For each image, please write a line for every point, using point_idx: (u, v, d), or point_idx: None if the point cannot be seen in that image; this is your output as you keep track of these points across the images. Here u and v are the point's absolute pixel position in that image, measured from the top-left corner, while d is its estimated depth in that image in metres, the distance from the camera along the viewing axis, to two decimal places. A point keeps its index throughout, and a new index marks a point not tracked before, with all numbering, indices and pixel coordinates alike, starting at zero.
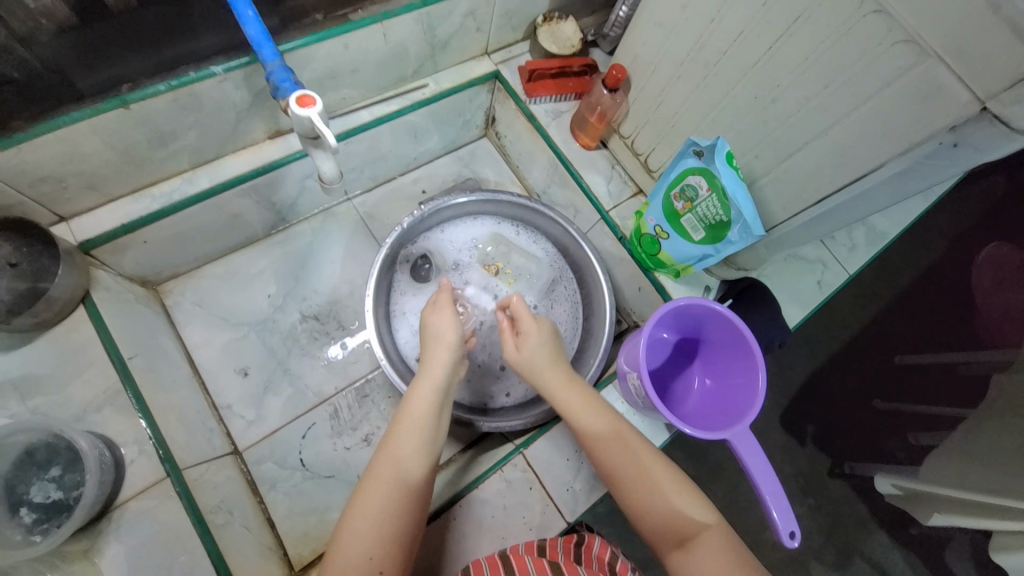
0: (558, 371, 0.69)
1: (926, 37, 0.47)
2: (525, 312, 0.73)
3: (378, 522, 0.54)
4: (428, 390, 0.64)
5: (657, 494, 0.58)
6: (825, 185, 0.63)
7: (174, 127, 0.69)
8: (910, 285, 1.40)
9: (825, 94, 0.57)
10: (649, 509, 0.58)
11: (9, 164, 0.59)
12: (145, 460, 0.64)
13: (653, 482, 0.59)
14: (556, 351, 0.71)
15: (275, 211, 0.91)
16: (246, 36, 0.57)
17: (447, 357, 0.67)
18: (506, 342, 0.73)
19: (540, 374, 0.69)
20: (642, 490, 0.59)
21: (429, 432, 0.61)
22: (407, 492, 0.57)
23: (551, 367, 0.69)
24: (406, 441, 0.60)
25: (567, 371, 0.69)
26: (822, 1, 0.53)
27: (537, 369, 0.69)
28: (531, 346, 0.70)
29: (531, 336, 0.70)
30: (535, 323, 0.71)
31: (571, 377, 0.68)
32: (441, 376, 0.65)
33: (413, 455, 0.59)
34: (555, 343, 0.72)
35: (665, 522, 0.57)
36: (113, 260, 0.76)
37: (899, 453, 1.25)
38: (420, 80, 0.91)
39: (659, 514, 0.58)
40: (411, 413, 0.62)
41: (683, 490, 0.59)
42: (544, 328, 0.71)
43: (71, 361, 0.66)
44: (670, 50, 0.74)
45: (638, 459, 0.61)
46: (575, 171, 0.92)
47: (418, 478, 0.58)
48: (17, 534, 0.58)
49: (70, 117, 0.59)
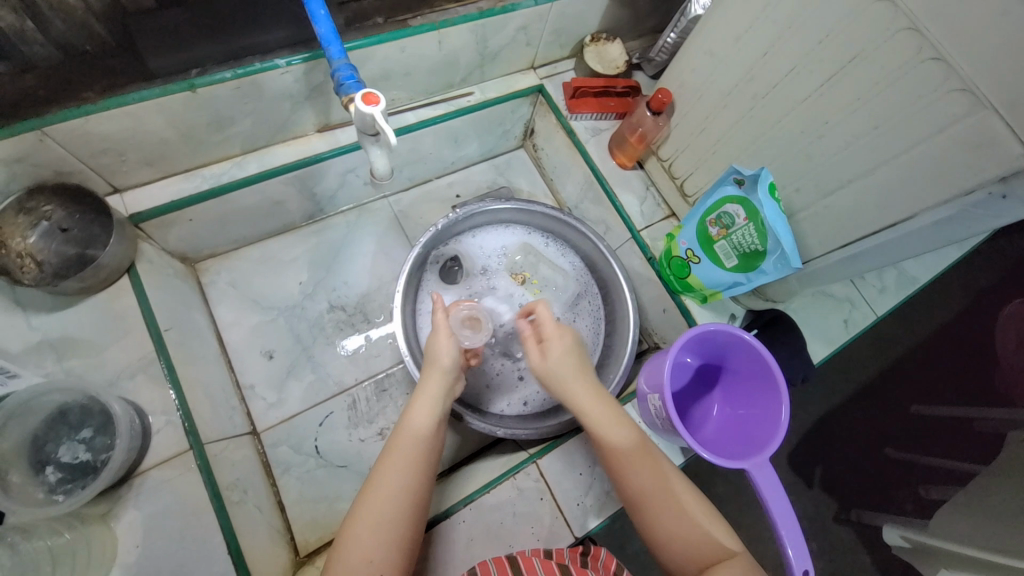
0: (582, 380, 0.68)
1: (983, 87, 0.47)
2: (550, 321, 0.73)
3: (377, 529, 0.54)
4: (427, 407, 0.65)
5: (681, 516, 0.58)
6: (865, 224, 0.63)
7: (233, 112, 0.71)
8: (933, 333, 1.38)
9: (874, 134, 0.58)
10: (672, 529, 0.57)
11: (77, 133, 0.62)
12: (170, 430, 0.65)
13: (678, 504, 0.59)
14: (580, 360, 0.71)
15: (314, 202, 0.93)
16: (315, 33, 0.59)
17: (443, 380, 0.68)
18: (529, 351, 0.73)
19: (564, 383, 0.68)
20: (667, 508, 0.58)
21: (429, 445, 0.62)
22: (407, 501, 0.57)
23: (575, 377, 0.68)
24: (404, 454, 0.60)
25: (592, 381, 0.69)
26: (877, 44, 0.54)
27: (562, 379, 0.69)
28: (554, 354, 0.70)
29: (554, 343, 0.71)
30: (558, 332, 0.72)
31: (595, 388, 0.68)
32: (438, 395, 0.66)
33: (409, 467, 0.59)
34: (579, 353, 0.71)
35: (688, 547, 0.56)
36: (158, 234, 0.78)
37: (908, 505, 1.22)
38: (466, 88, 0.94)
39: (683, 533, 0.57)
40: (409, 427, 0.63)
41: (707, 515, 0.58)
42: (566, 337, 0.72)
43: (110, 327, 0.68)
44: (717, 80, 0.75)
45: (664, 478, 0.60)
46: (610, 188, 0.93)
47: (417, 490, 0.58)
48: (40, 492, 0.58)
49: (138, 96, 0.62)
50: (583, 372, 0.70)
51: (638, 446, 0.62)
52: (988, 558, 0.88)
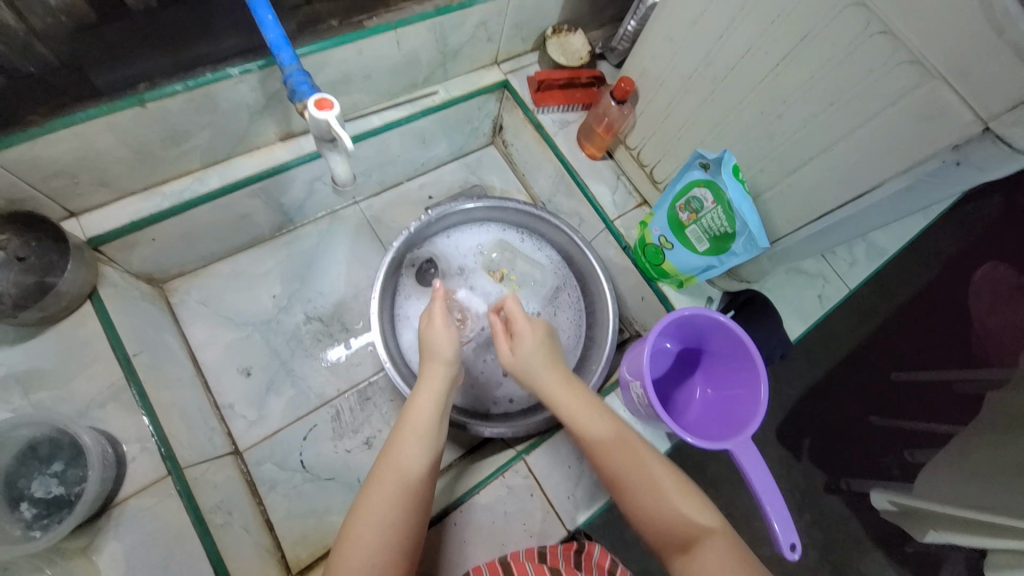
0: (551, 371, 0.68)
1: (930, 58, 0.48)
2: (521, 316, 0.71)
3: (381, 532, 0.54)
4: (431, 403, 0.64)
5: (655, 494, 0.59)
6: (829, 200, 0.64)
7: (188, 126, 0.70)
8: (908, 301, 1.42)
9: (830, 111, 0.59)
10: (645, 506, 0.59)
11: (24, 158, 0.60)
12: (146, 456, 0.64)
13: (650, 479, 0.60)
14: (551, 352, 0.70)
15: (282, 212, 0.91)
16: (265, 40, 0.58)
17: (445, 374, 0.67)
18: (500, 346, 0.73)
19: (536, 376, 0.68)
20: (638, 485, 0.60)
21: (431, 439, 0.62)
22: (411, 499, 0.57)
23: (544, 367, 0.68)
24: (410, 447, 0.60)
25: (562, 372, 0.69)
26: (827, 21, 0.54)
27: (531, 369, 0.69)
28: (525, 346, 0.69)
29: (525, 338, 0.70)
30: (530, 325, 0.70)
31: (565, 376, 0.69)
32: (442, 388, 0.66)
33: (411, 468, 0.59)
34: (550, 343, 0.71)
35: (663, 525, 0.57)
36: (120, 256, 0.76)
37: (895, 470, 1.25)
38: (430, 87, 0.92)
39: (658, 509, 0.58)
40: (413, 422, 0.62)
41: (681, 487, 0.59)
42: (537, 329, 0.71)
43: (76, 356, 0.66)
44: (678, 65, 0.75)
45: (636, 459, 0.61)
46: (581, 180, 0.93)
47: (420, 491, 0.58)
48: (16, 529, 0.57)
49: (86, 114, 0.60)
50: (556, 358, 0.70)
51: (613, 434, 0.63)
52: (971, 516, 0.91)
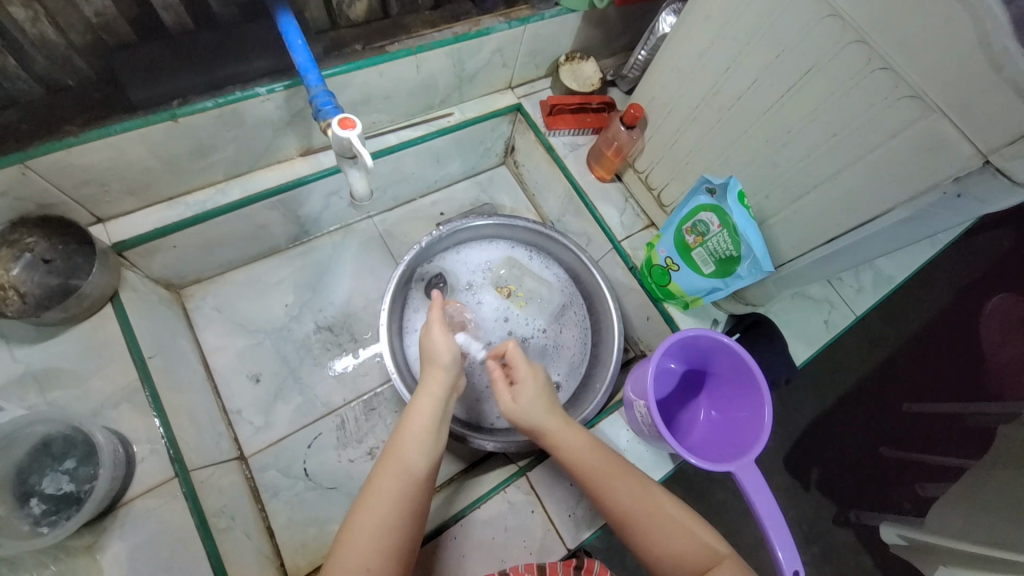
0: (552, 419, 0.68)
1: (930, 93, 0.50)
2: (522, 361, 0.72)
3: (376, 538, 0.54)
4: (430, 408, 0.65)
5: (668, 529, 0.59)
6: (833, 227, 0.65)
7: (215, 139, 0.73)
8: (917, 331, 1.41)
9: (834, 141, 0.60)
10: (660, 544, 0.59)
11: (60, 164, 0.63)
12: (155, 458, 0.65)
13: (665, 516, 0.60)
14: (549, 399, 0.70)
15: (298, 224, 0.94)
16: (293, 61, 0.61)
17: (445, 380, 0.67)
18: (500, 395, 0.72)
19: (538, 426, 0.68)
20: (654, 524, 0.59)
21: (430, 443, 0.62)
22: (406, 505, 0.57)
23: (545, 416, 0.68)
24: (407, 452, 0.61)
25: (563, 416, 0.69)
26: (830, 56, 0.57)
27: (533, 418, 0.68)
28: (524, 395, 0.69)
29: (526, 386, 0.70)
30: (531, 373, 0.71)
31: (566, 421, 0.68)
32: (440, 393, 0.66)
33: (408, 474, 0.59)
34: (548, 390, 0.71)
35: (679, 560, 0.57)
36: (142, 261, 0.79)
37: (906, 504, 1.22)
38: (446, 109, 0.96)
39: (673, 545, 0.58)
40: (412, 428, 0.63)
41: (694, 522, 0.60)
42: (538, 377, 0.71)
43: (94, 356, 0.68)
44: (686, 94, 0.78)
45: (648, 497, 0.61)
46: (590, 201, 0.96)
47: (415, 497, 0.58)
48: (24, 525, 0.58)
49: (121, 127, 0.63)
50: (555, 404, 0.70)
51: (600, 458, 0.64)
52: (982, 553, 0.88)
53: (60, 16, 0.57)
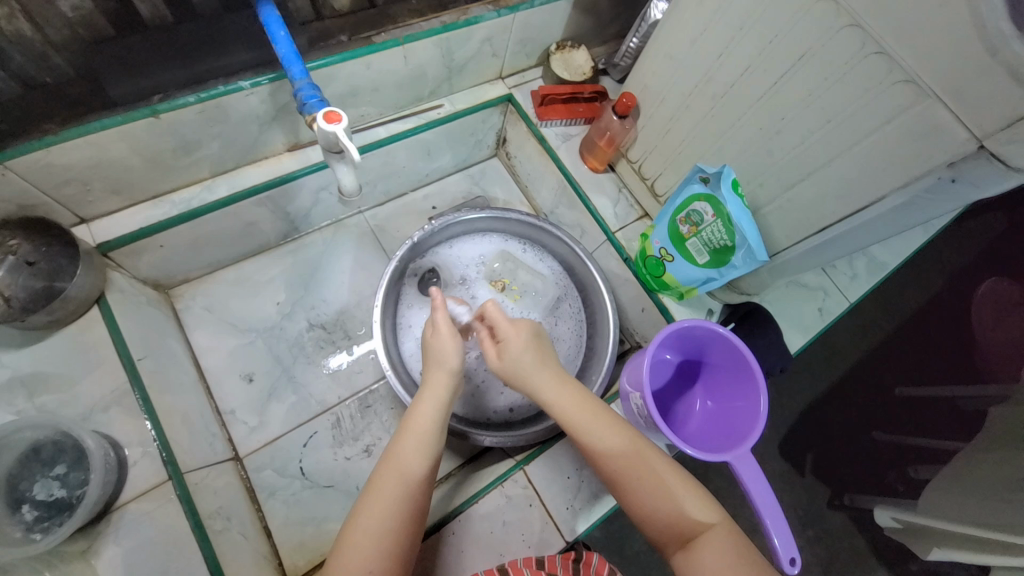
0: (541, 372, 0.67)
1: (925, 77, 0.49)
2: (502, 320, 0.71)
3: (379, 540, 0.54)
4: (432, 412, 0.64)
5: (657, 490, 0.58)
6: (827, 215, 0.65)
7: (199, 136, 0.71)
8: (910, 316, 1.42)
9: (828, 127, 0.60)
10: (647, 504, 0.58)
11: (39, 164, 0.61)
12: (148, 462, 0.64)
13: (657, 479, 0.59)
14: (539, 352, 0.69)
15: (288, 221, 0.92)
16: (277, 54, 0.59)
17: (448, 383, 0.67)
18: (487, 352, 0.72)
19: (526, 379, 0.68)
20: (642, 483, 0.59)
21: (432, 447, 0.62)
22: (408, 508, 0.57)
23: (534, 369, 0.67)
24: (410, 455, 0.60)
25: (554, 371, 0.68)
26: (824, 41, 0.56)
27: (520, 372, 0.68)
28: (511, 351, 0.69)
29: (508, 343, 0.69)
30: (514, 329, 0.70)
31: (557, 376, 0.67)
32: (444, 397, 0.66)
33: (410, 478, 0.59)
34: (537, 343, 0.70)
35: (666, 523, 0.57)
36: (128, 262, 0.77)
37: (899, 487, 1.23)
38: (435, 100, 0.94)
39: (661, 506, 0.57)
40: (414, 432, 0.62)
41: (685, 487, 0.59)
42: (523, 330, 0.70)
43: (81, 360, 0.67)
44: (678, 82, 0.77)
45: (638, 456, 0.60)
46: (583, 192, 0.95)
47: (418, 500, 0.58)
48: (17, 531, 0.57)
49: (101, 124, 0.62)
50: (545, 358, 0.69)
51: (602, 420, 0.63)
52: (975, 535, 0.90)
53: (37, 12, 0.54)
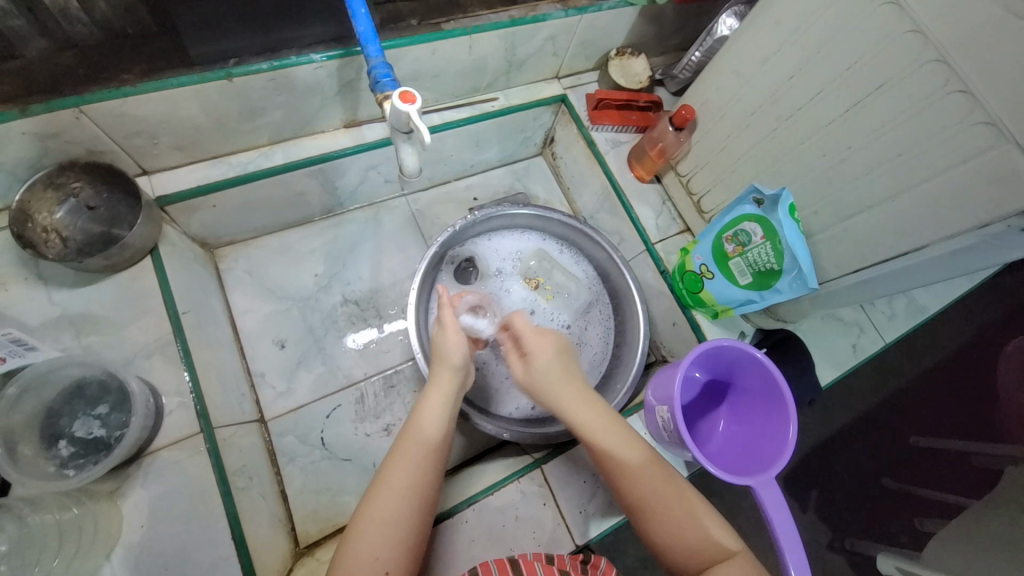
0: (564, 384, 0.69)
1: (1008, 122, 0.48)
2: (528, 329, 0.74)
3: (386, 529, 0.54)
4: (440, 404, 0.65)
5: (677, 514, 0.57)
6: (882, 250, 0.64)
7: (264, 103, 0.73)
8: (938, 365, 1.38)
9: (896, 161, 0.59)
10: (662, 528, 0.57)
11: (114, 113, 0.63)
12: (182, 412, 0.66)
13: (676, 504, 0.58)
14: (563, 365, 0.71)
15: (335, 195, 0.94)
16: (354, 31, 0.60)
17: (456, 380, 0.68)
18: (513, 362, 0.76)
19: (551, 392, 0.69)
20: (662, 504, 0.58)
21: (442, 431, 0.63)
22: (418, 492, 0.58)
23: (557, 382, 0.69)
24: (420, 439, 0.61)
25: (577, 386, 0.69)
26: (907, 73, 0.55)
27: (546, 383, 0.70)
28: (537, 363, 0.71)
29: (535, 351, 0.72)
30: (539, 340, 0.72)
31: (580, 390, 0.69)
32: (450, 392, 0.67)
33: (419, 467, 0.59)
34: (562, 359, 0.72)
35: (682, 545, 0.56)
36: (181, 218, 0.79)
37: (903, 537, 1.17)
38: (490, 93, 0.95)
39: (680, 528, 0.57)
40: (426, 418, 0.64)
41: (703, 508, 0.58)
42: (548, 343, 0.72)
43: (129, 306, 0.69)
44: (741, 100, 0.76)
45: (663, 480, 0.60)
46: (627, 200, 0.94)
47: (427, 485, 0.59)
48: (51, 465, 0.58)
49: (177, 81, 0.63)
50: (570, 370, 0.71)
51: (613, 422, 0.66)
52: None
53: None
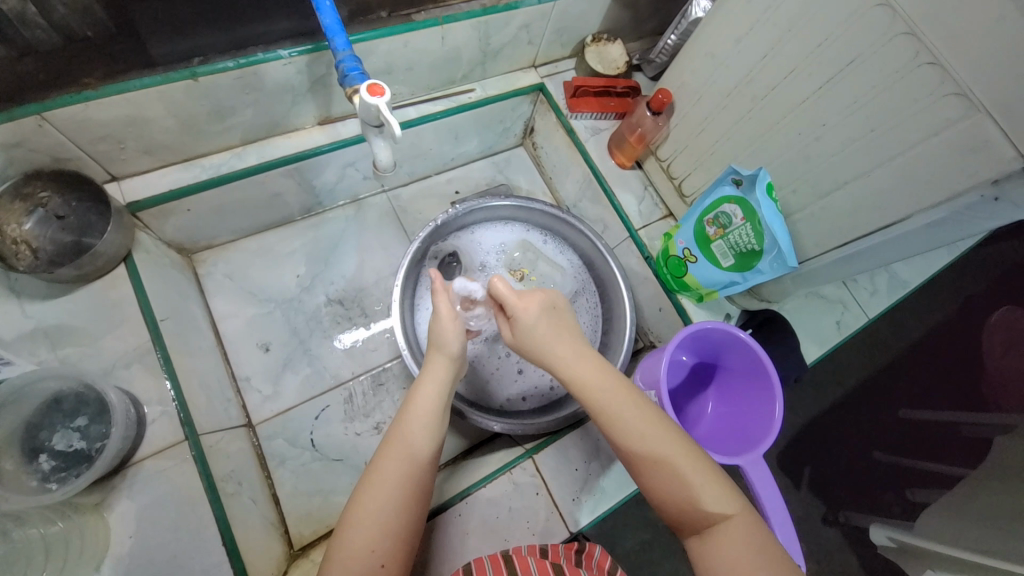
0: (556, 347, 0.63)
1: (976, 92, 0.48)
2: (511, 293, 0.65)
3: (382, 521, 0.54)
4: (432, 393, 0.63)
5: (674, 477, 0.54)
6: (860, 226, 0.64)
7: (234, 102, 0.71)
8: (923, 338, 1.41)
9: (870, 137, 0.59)
10: (663, 497, 0.55)
11: (75, 118, 0.61)
12: (165, 421, 0.65)
13: (672, 467, 0.55)
14: (553, 324, 0.64)
15: (313, 195, 0.93)
16: (320, 24, 0.59)
17: (451, 367, 0.66)
18: (501, 325, 0.69)
19: (540, 353, 0.64)
20: (656, 471, 0.55)
21: (436, 420, 0.62)
22: (409, 485, 0.57)
23: (549, 342, 0.63)
24: (414, 424, 0.61)
25: (567, 342, 0.63)
26: (875, 48, 0.55)
27: (535, 350, 0.64)
28: (523, 325, 0.64)
29: (520, 315, 0.64)
30: (521, 302, 0.64)
31: (577, 349, 0.63)
32: (444, 379, 0.65)
33: (409, 459, 0.58)
34: (550, 314, 0.65)
35: (679, 509, 0.54)
36: (155, 223, 0.78)
37: (894, 508, 1.22)
38: (467, 84, 0.94)
39: (674, 495, 0.54)
40: (417, 410, 0.62)
41: (705, 477, 0.54)
42: (533, 302, 0.64)
43: (106, 316, 0.68)
44: (717, 82, 0.76)
45: (660, 442, 0.56)
46: (608, 187, 0.94)
47: (419, 475, 0.58)
48: (33, 480, 0.57)
49: (141, 83, 0.62)
50: (558, 325, 0.64)
51: (615, 393, 0.59)
52: (963, 557, 0.88)
53: None
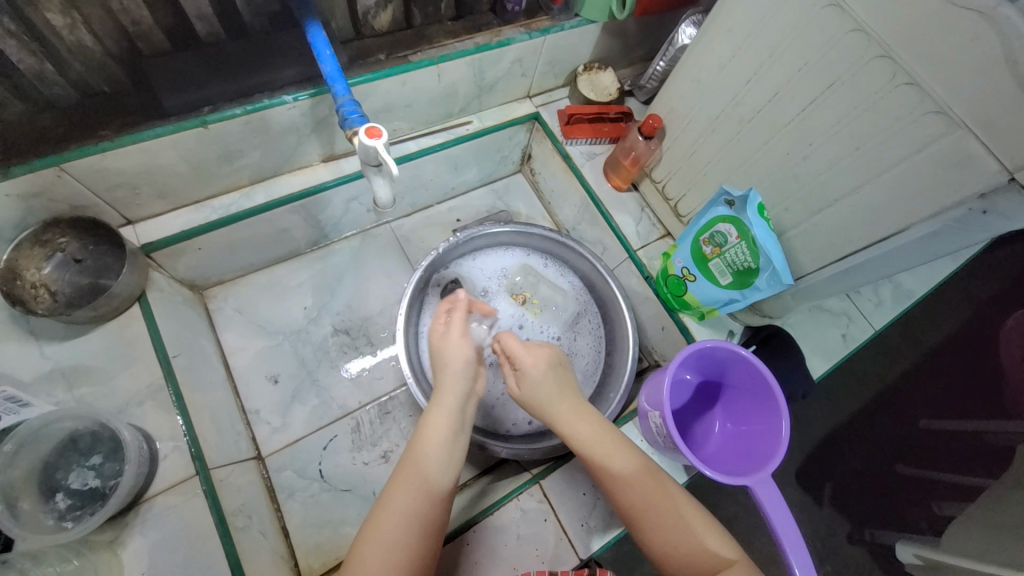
0: (558, 403, 0.68)
1: (955, 109, 0.49)
2: (519, 348, 0.72)
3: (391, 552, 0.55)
4: (436, 423, 0.64)
5: (675, 530, 0.57)
6: (854, 240, 0.65)
7: (242, 146, 0.75)
8: (936, 346, 1.38)
9: (855, 155, 0.60)
10: (665, 543, 0.58)
11: (94, 168, 0.65)
12: (178, 456, 0.66)
13: (676, 518, 0.58)
14: (558, 381, 0.70)
15: (319, 229, 0.96)
16: (322, 72, 0.63)
17: (455, 392, 0.67)
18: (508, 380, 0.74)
19: (545, 410, 0.68)
20: (661, 522, 0.58)
21: (442, 447, 0.63)
22: (416, 515, 0.57)
23: (554, 400, 0.68)
24: (426, 453, 0.62)
25: (570, 401, 0.68)
26: (856, 69, 0.57)
27: (541, 404, 0.68)
28: (530, 380, 0.69)
29: (526, 372, 0.70)
30: (530, 357, 0.71)
31: (577, 406, 0.68)
32: (449, 406, 0.66)
33: (417, 487, 0.59)
34: (556, 372, 0.71)
35: (684, 562, 0.56)
36: (168, 263, 0.81)
37: (922, 523, 1.18)
38: (464, 117, 0.97)
39: (679, 548, 0.57)
40: (423, 442, 0.63)
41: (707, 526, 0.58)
42: (539, 358, 0.71)
43: (120, 354, 0.70)
44: (705, 106, 0.78)
45: (665, 496, 0.60)
46: (606, 210, 0.96)
47: (429, 508, 0.58)
48: (49, 519, 0.59)
49: (154, 132, 0.65)
50: (563, 387, 0.69)
51: (613, 450, 0.63)
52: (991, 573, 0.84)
53: (93, 25, 0.59)
